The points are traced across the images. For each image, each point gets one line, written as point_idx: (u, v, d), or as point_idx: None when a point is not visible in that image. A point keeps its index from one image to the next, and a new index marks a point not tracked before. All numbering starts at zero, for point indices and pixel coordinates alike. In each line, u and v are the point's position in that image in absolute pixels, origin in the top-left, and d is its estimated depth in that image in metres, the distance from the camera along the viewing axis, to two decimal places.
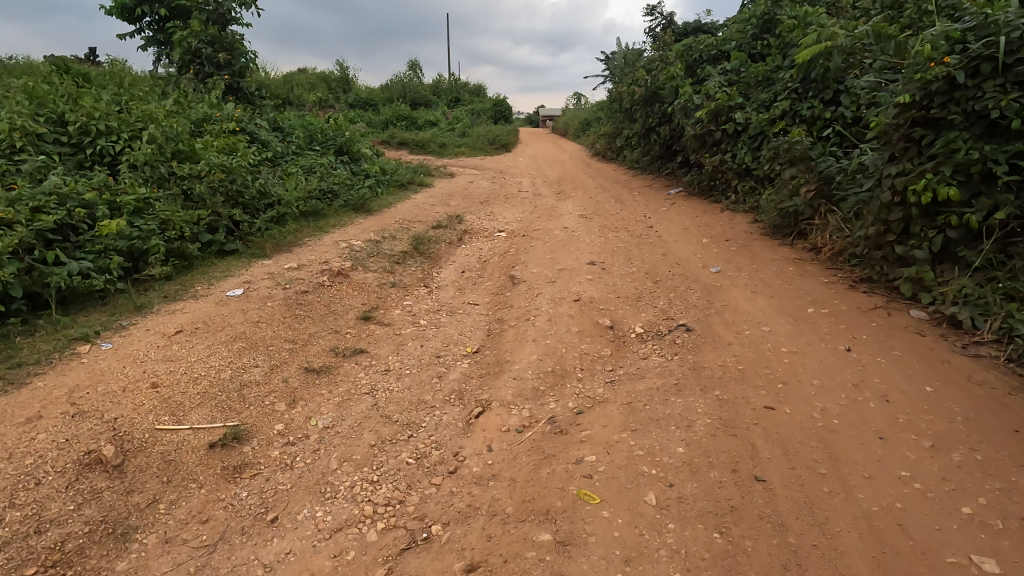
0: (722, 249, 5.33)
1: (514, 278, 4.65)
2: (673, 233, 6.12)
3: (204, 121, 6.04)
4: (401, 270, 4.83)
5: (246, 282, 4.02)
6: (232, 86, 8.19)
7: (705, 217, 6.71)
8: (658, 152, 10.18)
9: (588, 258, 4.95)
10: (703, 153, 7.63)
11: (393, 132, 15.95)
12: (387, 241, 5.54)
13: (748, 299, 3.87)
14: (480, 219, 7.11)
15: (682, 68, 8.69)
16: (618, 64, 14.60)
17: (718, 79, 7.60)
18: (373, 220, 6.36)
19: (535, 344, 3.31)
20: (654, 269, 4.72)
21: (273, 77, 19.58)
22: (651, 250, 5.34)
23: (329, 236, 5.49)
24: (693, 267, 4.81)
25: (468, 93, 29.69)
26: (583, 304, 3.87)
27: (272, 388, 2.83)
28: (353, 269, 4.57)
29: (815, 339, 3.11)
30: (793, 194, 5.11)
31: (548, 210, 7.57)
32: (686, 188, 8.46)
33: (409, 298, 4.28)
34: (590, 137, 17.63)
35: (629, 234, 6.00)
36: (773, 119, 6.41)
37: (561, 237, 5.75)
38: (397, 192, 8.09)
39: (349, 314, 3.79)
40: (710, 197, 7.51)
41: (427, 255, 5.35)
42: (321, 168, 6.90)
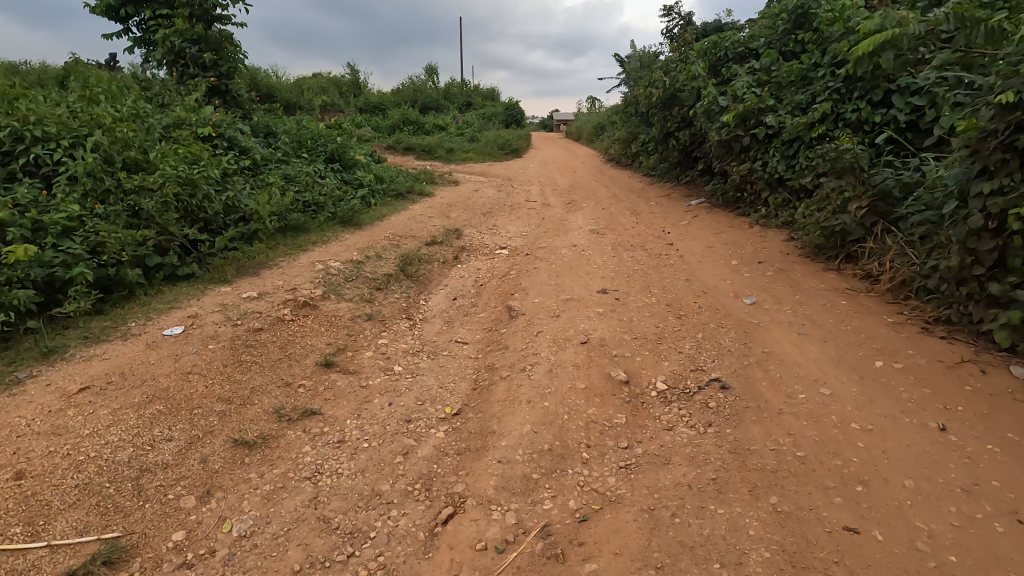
0: (755, 274, 4.60)
1: (512, 308, 3.98)
2: (696, 253, 5.40)
3: (174, 126, 5.48)
4: (382, 298, 4.18)
5: (191, 317, 3.39)
6: (218, 89, 7.64)
7: (732, 233, 5.97)
8: (677, 158, 9.45)
9: (599, 285, 4.25)
10: (729, 161, 6.90)
11: (399, 137, 15.36)
12: (371, 260, 4.91)
13: (796, 344, 3.15)
14: (481, 234, 6.46)
15: (705, 68, 7.99)
16: (634, 67, 13.93)
17: (746, 79, 6.88)
18: (359, 235, 5.73)
19: (529, 407, 2.62)
20: (678, 300, 4.01)
21: (280, 80, 19.21)
22: (673, 275, 4.62)
23: (306, 255, 4.87)
24: (722, 297, 4.09)
25: (480, 97, 29.14)
26: (592, 348, 3.17)
27: (183, 474, 2.17)
28: (325, 298, 3.93)
29: (894, 410, 2.40)
30: (841, 211, 4.38)
31: (556, 223, 6.89)
32: (709, 199, 7.72)
33: (387, 335, 3.63)
34: (603, 143, 16.94)
35: (646, 254, 5.28)
36: (811, 124, 5.68)
37: (568, 258, 5.06)
38: (393, 202, 7.47)
39: (308, 359, 3.14)
40: (737, 209, 6.77)
41: (415, 278, 4.71)
42: (306, 177, 6.30)
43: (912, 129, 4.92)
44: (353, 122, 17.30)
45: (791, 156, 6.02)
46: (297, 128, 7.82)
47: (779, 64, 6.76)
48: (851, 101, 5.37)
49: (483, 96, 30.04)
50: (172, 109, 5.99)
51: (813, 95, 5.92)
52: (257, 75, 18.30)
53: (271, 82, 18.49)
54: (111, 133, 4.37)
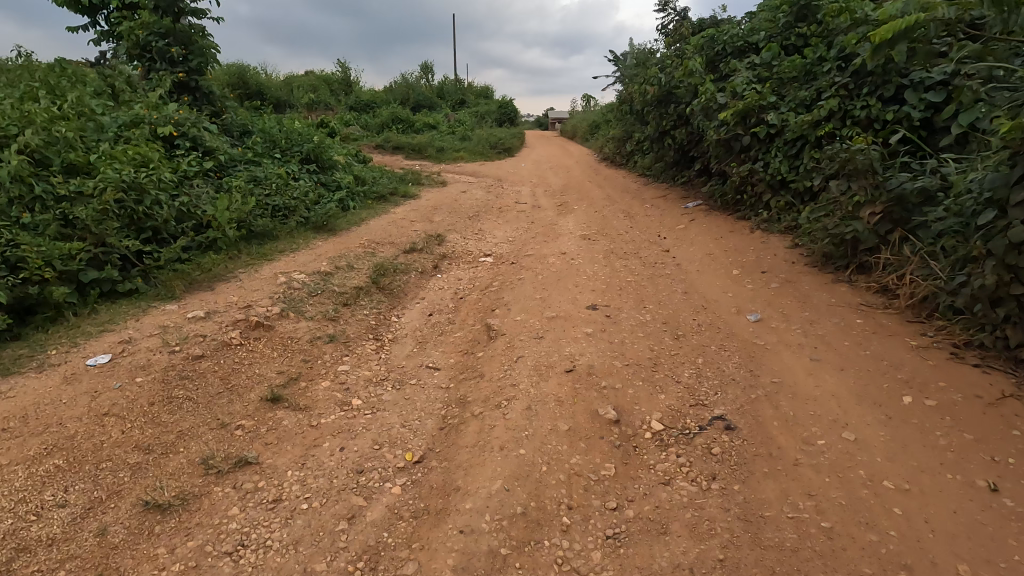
0: (759, 286, 4.22)
1: (491, 327, 3.59)
2: (693, 261, 5.01)
3: (129, 125, 5.09)
4: (349, 315, 3.79)
5: (123, 342, 2.99)
6: (188, 85, 7.20)
7: (732, 239, 5.60)
8: (674, 158, 9.07)
9: (588, 299, 3.87)
10: (728, 162, 6.52)
11: (388, 136, 14.93)
12: (341, 270, 4.52)
13: (810, 373, 2.77)
14: (465, 239, 6.08)
15: (702, 63, 7.61)
16: (629, 64, 13.54)
17: (746, 74, 6.51)
18: (332, 242, 5.33)
19: (502, 455, 2.24)
20: (675, 317, 3.63)
21: (267, 78, 18.76)
22: (669, 287, 4.23)
23: (269, 266, 4.48)
24: (724, 314, 3.72)
25: (474, 95, 28.68)
26: (578, 378, 2.79)
27: (70, 554, 1.79)
28: (283, 317, 3.54)
29: (932, 461, 2.03)
30: (853, 218, 4.01)
31: (546, 227, 6.51)
32: (707, 201, 7.35)
33: (349, 359, 3.23)
34: (598, 141, 16.57)
35: (640, 262, 4.90)
36: (817, 122, 5.31)
37: (556, 268, 4.67)
38: (374, 206, 7.06)
39: (252, 392, 2.74)
40: (737, 213, 6.40)
41: (389, 291, 4.31)
42: (277, 180, 5.89)
43: (926, 128, 4.56)
44: (341, 120, 16.87)
45: (795, 157, 5.65)
46: (273, 127, 7.39)
47: (781, 58, 6.38)
48: (860, 97, 5.00)
49: (476, 94, 29.61)
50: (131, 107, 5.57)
51: (818, 91, 5.54)
52: (243, 73, 17.85)
53: (257, 80, 18.05)
54: (49, 133, 4.00)
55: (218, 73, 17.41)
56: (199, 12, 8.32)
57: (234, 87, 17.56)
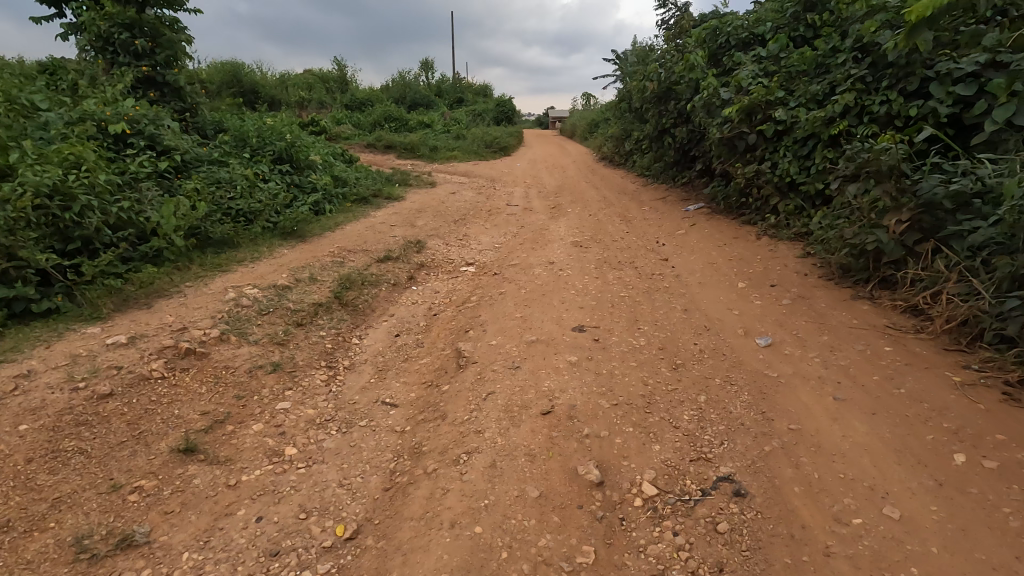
0: (768, 303, 3.75)
1: (461, 353, 3.12)
2: (694, 273, 4.55)
3: (73, 124, 4.64)
4: (302, 336, 3.33)
5: (19, 376, 2.52)
6: (154, 80, 6.71)
7: (736, 248, 5.14)
8: (675, 158, 8.59)
9: (575, 320, 3.40)
10: (732, 163, 6.05)
11: (379, 134, 14.45)
12: (302, 283, 4.05)
13: (835, 417, 2.31)
14: (447, 246, 5.62)
15: (704, 57, 7.15)
16: (629, 61, 13.10)
17: (751, 67, 6.05)
18: (298, 250, 4.87)
19: (453, 535, 1.78)
20: (673, 341, 3.16)
21: (260, 75, 18.33)
22: (666, 303, 3.76)
23: (221, 279, 4.02)
24: (730, 337, 3.25)
25: (472, 94, 28.20)
26: (555, 424, 2.33)
27: None
28: (221, 342, 3.07)
29: (1004, 554, 1.58)
30: (875, 226, 3.55)
31: (536, 232, 6.04)
32: (709, 205, 6.88)
33: (293, 393, 2.77)
34: (596, 141, 16.11)
35: (635, 273, 4.42)
36: (830, 119, 4.85)
37: (542, 280, 4.20)
38: (352, 209, 6.61)
39: (162, 441, 2.27)
40: (742, 217, 5.94)
41: (354, 307, 3.85)
42: (242, 182, 5.43)
43: (954, 125, 4.10)
44: (334, 118, 16.41)
45: (805, 157, 5.19)
46: (246, 125, 6.92)
47: (788, 51, 5.92)
48: (879, 92, 4.54)
49: (474, 92, 29.11)
50: (81, 103, 5.11)
51: (831, 85, 5.08)
52: (236, 70, 17.42)
53: (250, 76, 17.62)
54: None
55: (210, 71, 16.97)
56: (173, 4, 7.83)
57: (229, 85, 17.15)
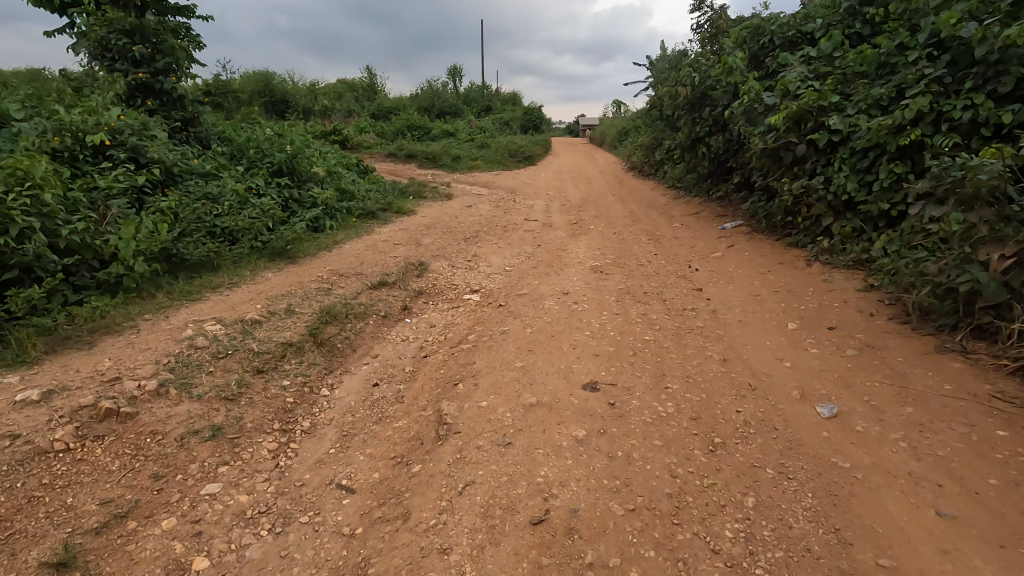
0: (827, 354, 3.06)
1: (443, 417, 2.53)
2: (733, 308, 3.87)
3: (44, 135, 4.26)
4: (260, 387, 2.79)
5: None
6: (152, 87, 6.38)
7: (783, 277, 4.42)
8: (710, 169, 7.87)
9: (587, 374, 2.78)
10: (777, 177, 5.34)
11: (401, 143, 14.08)
12: (276, 316, 3.54)
13: (944, 553, 1.66)
14: (453, 268, 5.08)
15: (745, 58, 6.46)
16: (662, 67, 12.44)
17: (800, 68, 5.35)
18: (284, 274, 4.40)
19: None
20: (709, 408, 2.51)
21: (290, 84, 18.30)
22: (701, 351, 3.10)
23: (185, 310, 3.55)
24: (782, 402, 2.58)
25: (499, 102, 27.83)
26: (547, 544, 1.74)
27: None
28: (156, 398, 2.55)
29: None
30: (968, 262, 2.84)
31: (553, 254, 5.44)
32: (748, 223, 6.16)
33: (229, 470, 2.23)
34: (626, 150, 15.42)
35: (664, 308, 3.77)
36: (898, 128, 4.13)
37: (552, 315, 3.58)
38: (356, 225, 6.16)
39: (31, 551, 1.76)
40: (788, 238, 5.22)
41: (331, 347, 3.32)
42: (232, 198, 5.01)
43: None
44: (358, 126, 16.18)
45: (866, 172, 4.47)
46: (247, 135, 6.53)
47: (844, 50, 5.22)
48: (960, 95, 3.83)
49: (502, 100, 28.74)
50: (61, 113, 4.75)
51: (898, 88, 4.37)
52: (267, 80, 17.46)
53: (280, 85, 17.61)
54: None
55: (241, 80, 17.03)
56: (182, 10, 7.53)
57: (259, 94, 17.18)
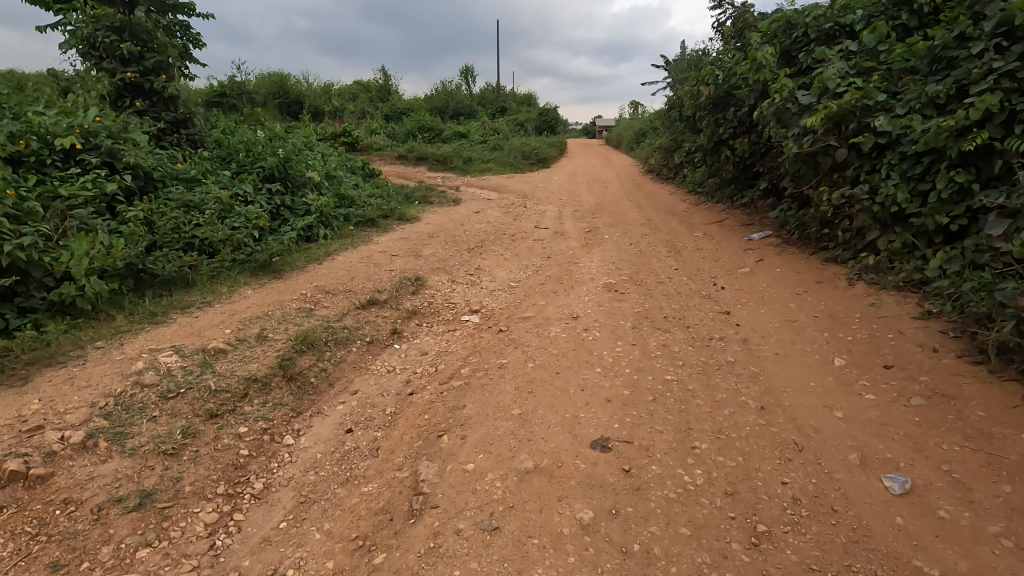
0: (887, 402, 2.55)
1: (420, 482, 2.09)
2: (768, 338, 3.37)
3: (5, 139, 3.91)
4: (210, 436, 2.38)
5: None
6: (142, 87, 6.06)
7: (823, 299, 3.90)
8: (734, 174, 7.34)
9: (596, 428, 2.31)
10: (813, 184, 4.80)
11: (411, 144, 13.70)
12: (245, 343, 3.13)
13: None
14: (453, 284, 4.64)
15: (776, 53, 5.92)
16: (682, 67, 11.91)
17: (841, 63, 4.81)
18: (264, 291, 4.01)
19: None
20: (748, 479, 2.02)
21: (303, 85, 18.10)
22: (733, 396, 2.61)
23: (144, 335, 3.16)
24: (839, 471, 2.08)
25: (514, 102, 27.39)
26: None
27: None
28: (80, 453, 2.14)
29: None
30: None
31: (563, 267, 4.97)
32: (778, 234, 5.62)
33: (150, 555, 1.81)
34: (643, 152, 14.87)
35: (687, 338, 3.28)
36: (961, 131, 3.60)
37: (558, 346, 3.12)
38: (353, 234, 5.76)
39: None
40: (825, 253, 4.69)
41: (304, 381, 2.89)
42: (214, 206, 4.64)
43: None
44: (369, 127, 15.85)
45: (919, 180, 3.93)
46: (241, 137, 6.17)
47: (890, 43, 4.68)
48: None
49: (517, 101, 28.28)
50: (32, 114, 4.42)
51: (958, 85, 3.83)
52: (281, 81, 17.27)
53: (293, 86, 17.42)
54: None
55: (254, 81, 16.87)
56: (180, 7, 7.21)
57: (272, 95, 16.99)
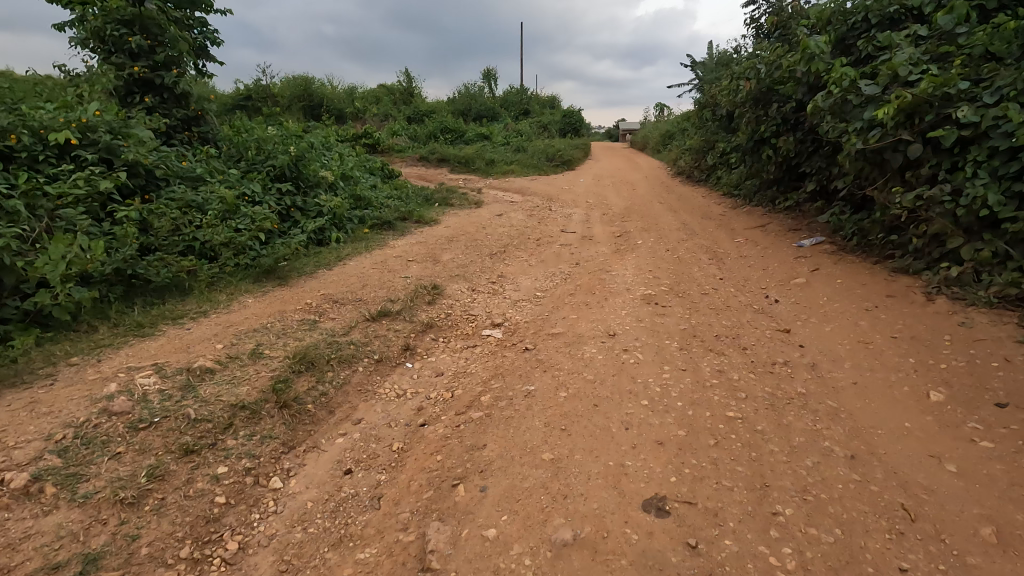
0: (1011, 453, 2.05)
1: (427, 552, 1.67)
2: (841, 364, 2.87)
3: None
4: (181, 479, 1.99)
5: None
6: (152, 82, 5.80)
7: (899, 316, 3.38)
8: (776, 175, 6.79)
9: (648, 484, 1.86)
10: (879, 185, 4.26)
11: (433, 146, 13.37)
12: (237, 361, 2.75)
13: None
14: (473, 293, 4.22)
15: (829, 42, 5.38)
16: (715, 64, 11.35)
17: (911, 48, 4.26)
18: (267, 300, 3.65)
19: None
20: (854, 563, 1.55)
21: (327, 86, 17.97)
22: (813, 441, 2.13)
23: (127, 350, 2.81)
24: (972, 554, 1.60)
25: (537, 104, 27.01)
26: None
27: None
28: (20, 503, 1.77)
29: None
30: None
31: (594, 276, 4.51)
32: (832, 241, 5.08)
33: None
34: (671, 154, 14.33)
35: (745, 363, 2.79)
36: None
37: (595, 371, 2.67)
38: (367, 237, 5.40)
39: None
40: (893, 262, 4.16)
41: (300, 408, 2.50)
42: (218, 207, 4.32)
43: None
44: (391, 129, 15.60)
45: (1014, 180, 3.39)
46: (252, 135, 5.86)
47: (971, 24, 4.11)
48: None
49: (540, 103, 27.88)
50: (27, 108, 4.14)
51: None
52: (308, 84, 17.14)
53: (317, 88, 17.30)
54: None
55: (279, 84, 16.79)
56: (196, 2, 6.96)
57: (298, 98, 16.90)
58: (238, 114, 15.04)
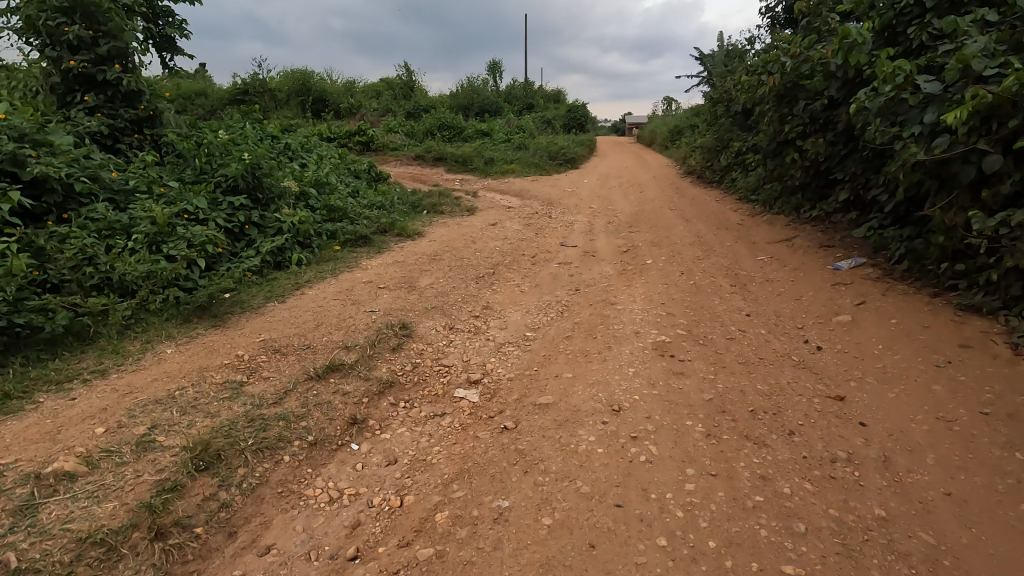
0: None
1: None
2: (926, 459, 2.14)
3: None
4: None
5: None
6: (94, 79, 5.12)
7: (983, 379, 2.64)
8: (803, 181, 6.01)
9: None
10: (941, 204, 3.50)
11: (430, 144, 12.61)
12: (114, 456, 2.07)
13: None
14: (449, 333, 3.51)
15: (872, 29, 4.58)
16: (728, 56, 10.52)
17: (985, 34, 3.45)
18: (191, 351, 2.95)
19: None
20: None
21: (324, 81, 17.25)
22: None
23: None
24: None
25: (542, 98, 26.16)
26: None
27: None
28: None
29: None
30: None
31: (597, 309, 3.79)
32: (876, 263, 4.32)
33: None
34: (680, 152, 13.51)
35: (796, 462, 2.07)
36: None
37: (592, 479, 1.96)
38: (336, 256, 4.70)
39: None
40: (960, 297, 3.41)
41: (184, 535, 1.81)
42: (146, 229, 3.62)
43: None
44: (387, 126, 14.85)
45: None
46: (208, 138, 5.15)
47: None
48: None
49: (545, 97, 27.03)
50: None
51: None
52: (304, 78, 16.39)
53: (315, 82, 16.62)
54: None
55: (275, 77, 16.14)
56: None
57: (295, 93, 16.19)
58: (231, 109, 14.38)
